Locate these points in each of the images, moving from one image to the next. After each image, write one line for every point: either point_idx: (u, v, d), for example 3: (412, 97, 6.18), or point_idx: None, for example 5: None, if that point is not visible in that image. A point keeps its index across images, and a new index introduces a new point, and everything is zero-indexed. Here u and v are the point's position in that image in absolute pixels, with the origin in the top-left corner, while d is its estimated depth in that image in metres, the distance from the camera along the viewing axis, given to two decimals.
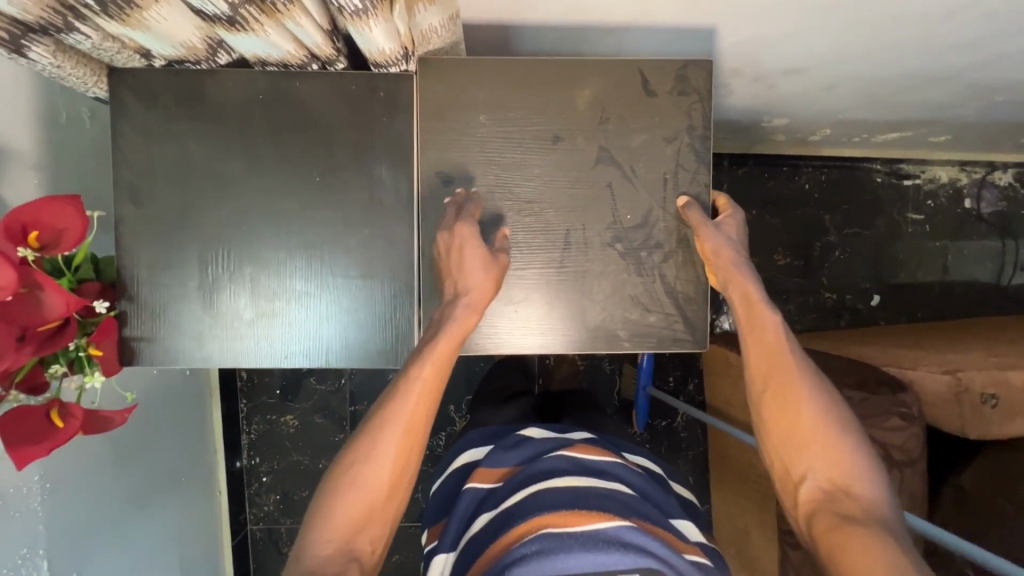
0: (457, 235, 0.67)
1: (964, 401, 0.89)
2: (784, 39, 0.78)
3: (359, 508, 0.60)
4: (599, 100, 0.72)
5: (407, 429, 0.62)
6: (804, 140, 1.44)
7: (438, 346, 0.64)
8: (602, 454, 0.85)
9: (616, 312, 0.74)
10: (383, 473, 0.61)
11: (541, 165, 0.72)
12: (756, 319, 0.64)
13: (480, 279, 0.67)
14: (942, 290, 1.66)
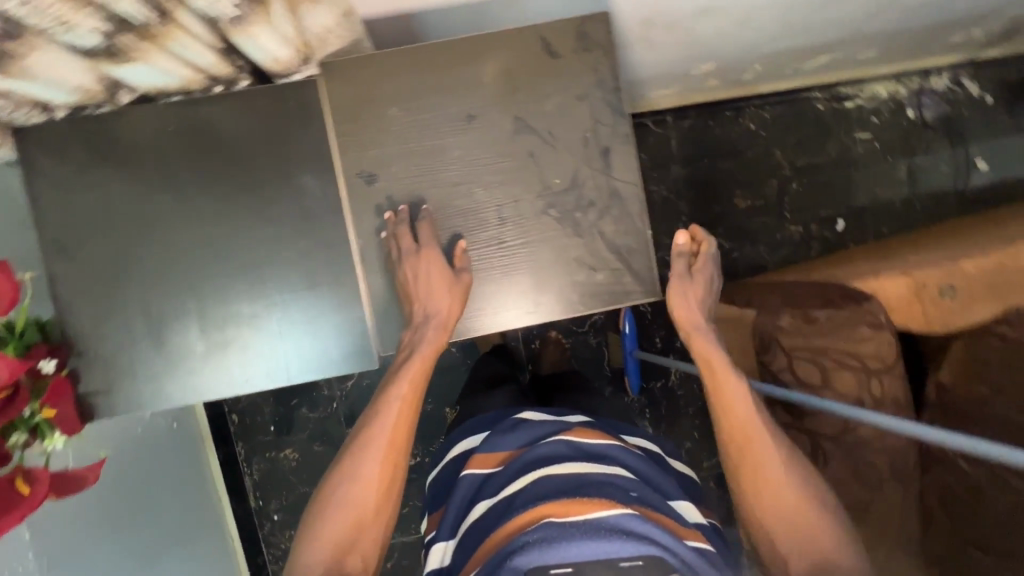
0: (424, 251, 0.69)
1: (924, 298, 0.90)
2: None
3: (348, 526, 0.60)
4: (505, 71, 0.72)
5: (389, 448, 0.64)
6: (738, 81, 1.46)
7: (412, 364, 0.67)
8: (600, 437, 0.84)
9: (564, 277, 0.74)
10: (369, 491, 0.62)
11: (461, 145, 0.72)
12: (722, 379, 0.68)
13: (445, 302, 0.69)
14: (903, 203, 1.68)
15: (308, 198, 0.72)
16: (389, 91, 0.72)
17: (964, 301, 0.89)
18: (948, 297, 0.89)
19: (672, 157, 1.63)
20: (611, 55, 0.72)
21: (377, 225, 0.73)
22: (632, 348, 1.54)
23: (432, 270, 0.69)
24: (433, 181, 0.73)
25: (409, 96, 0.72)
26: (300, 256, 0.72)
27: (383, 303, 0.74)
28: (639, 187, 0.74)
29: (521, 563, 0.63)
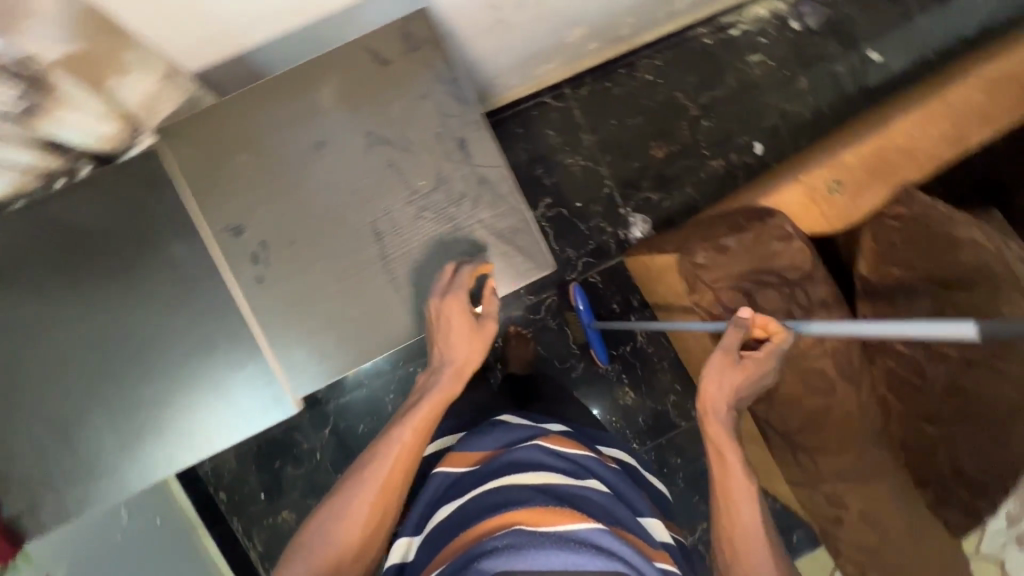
0: (448, 296, 0.70)
1: (818, 199, 0.90)
2: None
3: (330, 556, 0.66)
4: (342, 90, 0.72)
5: (380, 489, 0.68)
6: (618, 36, 1.47)
7: (416, 413, 0.71)
8: (575, 446, 0.80)
9: (454, 276, 0.74)
10: (354, 526, 0.67)
11: (319, 173, 0.72)
12: (731, 476, 0.72)
13: (465, 351, 0.71)
14: (812, 111, 1.71)
15: (182, 264, 0.71)
16: (232, 138, 0.71)
17: (852, 194, 0.89)
18: (836, 193, 0.89)
19: (579, 126, 1.65)
20: (438, 48, 0.72)
21: (256, 272, 0.72)
22: (590, 321, 1.54)
23: (458, 318, 0.70)
24: (300, 215, 0.72)
25: (254, 138, 0.72)
26: (187, 323, 0.71)
27: (287, 347, 0.74)
28: (503, 168, 0.74)
29: (489, 567, 0.57)
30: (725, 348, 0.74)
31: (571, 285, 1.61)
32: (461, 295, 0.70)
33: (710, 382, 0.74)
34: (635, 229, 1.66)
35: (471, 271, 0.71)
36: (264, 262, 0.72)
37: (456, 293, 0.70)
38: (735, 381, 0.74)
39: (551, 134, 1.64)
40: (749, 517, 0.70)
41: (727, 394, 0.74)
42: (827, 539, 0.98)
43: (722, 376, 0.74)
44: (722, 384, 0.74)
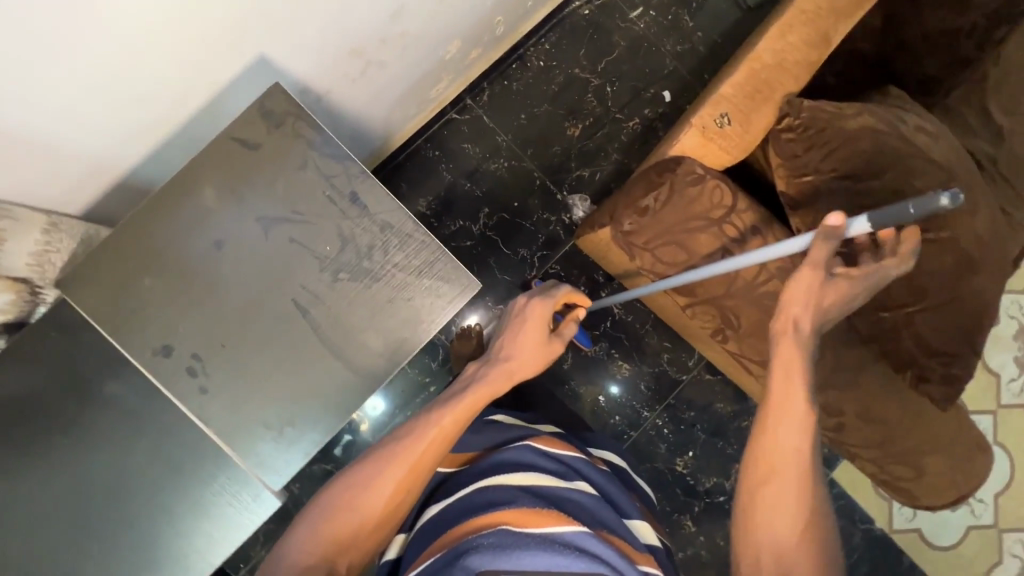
0: (534, 306, 0.86)
1: (712, 136, 0.91)
2: (319, 9, 0.85)
3: (346, 528, 0.68)
4: (222, 185, 0.72)
5: (412, 467, 0.72)
6: (497, 36, 1.49)
7: (462, 400, 0.76)
8: (566, 448, 0.85)
9: (389, 327, 0.75)
10: (379, 500, 0.70)
11: (227, 271, 0.72)
12: (790, 391, 0.70)
13: (526, 356, 0.83)
14: (706, 44, 1.74)
15: (126, 400, 0.71)
16: (132, 264, 0.71)
17: (740, 121, 0.91)
18: (726, 125, 0.91)
19: (492, 130, 1.67)
20: (302, 116, 0.73)
21: (198, 383, 0.72)
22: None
23: (530, 330, 0.85)
24: (222, 316, 0.72)
25: (154, 258, 0.72)
26: (148, 453, 0.71)
27: (250, 448, 0.72)
28: (401, 209, 0.75)
29: (474, 564, 0.59)
30: (814, 258, 0.71)
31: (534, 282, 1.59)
32: (547, 312, 0.86)
33: (796, 294, 0.73)
34: (577, 209, 1.67)
35: (565, 295, 0.89)
36: (202, 372, 0.72)
37: (542, 304, 0.87)
38: (829, 293, 0.72)
39: (468, 146, 1.66)
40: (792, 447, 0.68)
41: (808, 308, 0.73)
42: (838, 447, 1.00)
43: (812, 290, 0.72)
44: (805, 296, 0.72)
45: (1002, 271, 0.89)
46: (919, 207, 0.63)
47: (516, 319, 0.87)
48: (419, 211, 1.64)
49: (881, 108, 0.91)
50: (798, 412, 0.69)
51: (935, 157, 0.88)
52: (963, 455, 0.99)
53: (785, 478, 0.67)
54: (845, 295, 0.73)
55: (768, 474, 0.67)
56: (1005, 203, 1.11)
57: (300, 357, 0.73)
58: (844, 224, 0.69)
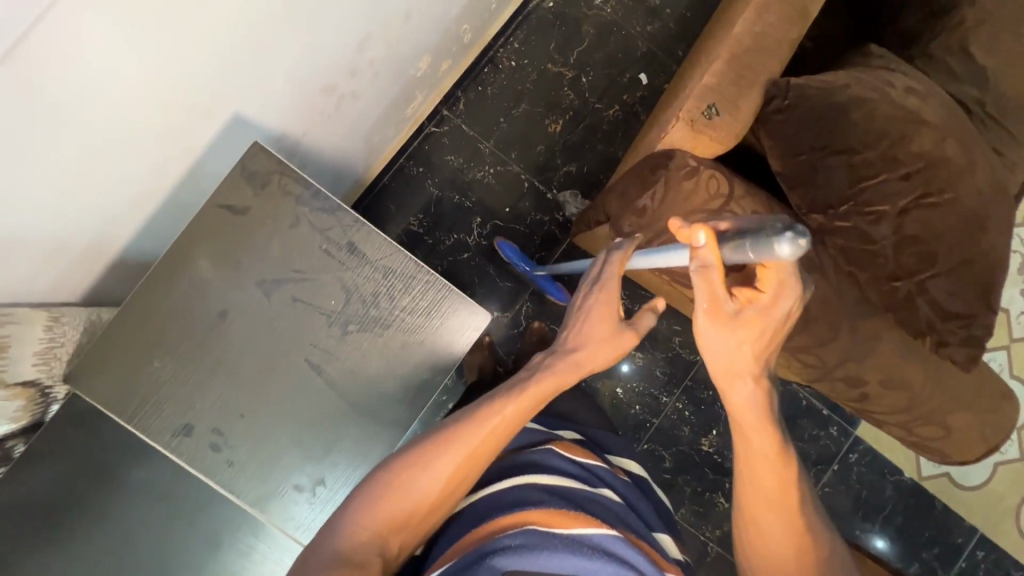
0: (601, 288, 0.78)
1: (701, 129, 0.87)
2: (286, 54, 0.83)
3: (396, 510, 0.65)
4: (217, 254, 0.70)
5: (471, 456, 0.67)
6: (467, 43, 1.46)
7: (525, 391, 0.72)
8: (589, 455, 0.83)
9: (406, 369, 0.74)
10: (434, 483, 0.66)
11: (235, 341, 0.71)
12: (757, 451, 0.68)
13: (595, 347, 0.77)
14: (677, 20, 1.70)
15: (154, 481, 0.71)
16: (137, 348, 0.69)
17: (729, 110, 0.86)
18: (714, 116, 0.86)
19: (473, 139, 1.64)
20: (287, 173, 0.71)
21: (224, 457, 0.70)
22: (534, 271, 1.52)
23: (601, 312, 0.78)
24: (238, 386, 0.71)
25: (161, 337, 0.70)
26: (185, 530, 0.71)
27: (284, 514, 0.71)
28: (402, 252, 0.74)
29: (500, 564, 0.59)
30: (703, 292, 0.62)
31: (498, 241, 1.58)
32: (613, 292, 0.78)
33: (710, 344, 0.66)
34: (570, 206, 1.65)
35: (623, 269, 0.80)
36: (227, 445, 0.70)
37: (608, 284, 0.78)
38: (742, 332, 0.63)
39: (452, 158, 1.64)
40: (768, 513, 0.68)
41: (749, 362, 0.66)
42: (867, 416, 1.02)
43: (722, 338, 0.64)
44: (727, 347, 0.65)
45: (1009, 222, 0.88)
46: (757, 252, 0.55)
47: (581, 298, 0.79)
48: (412, 231, 1.62)
49: (867, 74, 0.89)
50: (766, 475, 0.68)
51: (928, 118, 0.86)
52: (989, 408, 0.99)
53: (770, 541, 0.68)
54: (768, 325, 0.63)
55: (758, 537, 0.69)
56: (999, 148, 1.10)
57: (321, 414, 0.72)
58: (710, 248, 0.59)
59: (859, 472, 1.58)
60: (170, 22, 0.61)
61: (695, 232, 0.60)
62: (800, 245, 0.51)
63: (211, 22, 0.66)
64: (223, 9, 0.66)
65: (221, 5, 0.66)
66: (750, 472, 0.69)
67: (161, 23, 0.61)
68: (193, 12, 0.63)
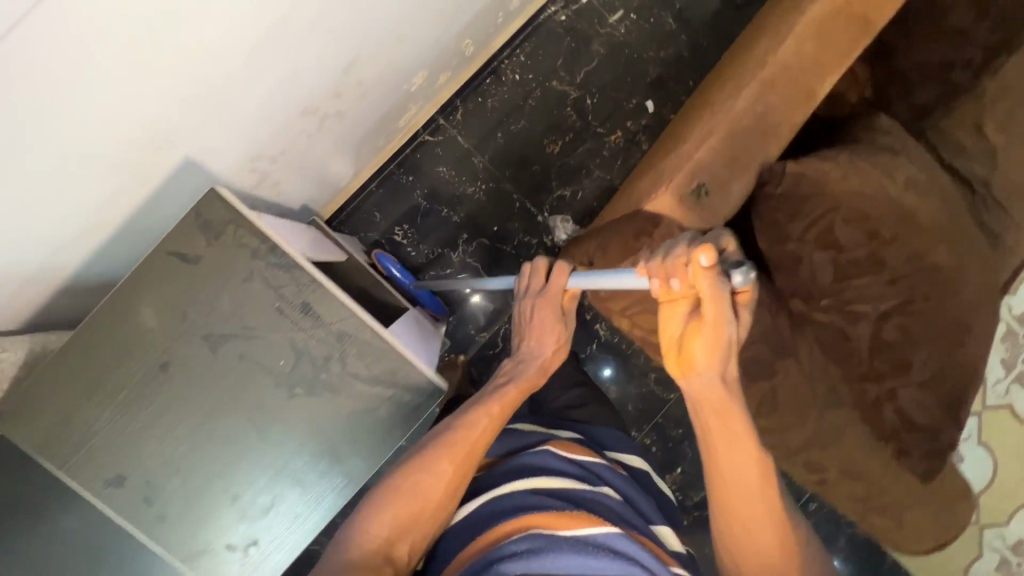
0: (544, 302, 0.89)
1: (687, 208, 0.81)
2: (263, 83, 0.78)
3: (410, 509, 0.77)
4: (163, 303, 0.67)
5: (466, 454, 0.82)
6: (469, 57, 1.39)
7: (503, 395, 0.88)
8: (586, 454, 0.87)
9: (354, 436, 0.72)
10: (438, 481, 0.79)
11: (176, 394, 0.68)
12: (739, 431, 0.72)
13: (547, 345, 0.93)
14: (691, 48, 1.64)
15: (82, 530, 0.69)
16: (72, 394, 0.67)
17: (720, 191, 0.82)
18: (705, 195, 0.81)
19: (468, 152, 1.59)
20: (243, 224, 0.68)
21: (156, 511, 0.68)
22: (411, 283, 1.48)
23: (550, 320, 0.90)
24: (175, 439, 0.68)
25: (99, 385, 0.67)
26: None
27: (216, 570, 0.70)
28: (356, 316, 0.71)
29: (508, 569, 0.62)
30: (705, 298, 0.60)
31: (374, 253, 1.51)
32: (556, 306, 0.89)
33: (703, 343, 0.67)
34: (559, 232, 1.61)
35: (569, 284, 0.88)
36: (159, 499, 0.68)
37: (553, 304, 0.89)
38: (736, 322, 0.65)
39: (444, 170, 1.59)
40: (770, 539, 0.71)
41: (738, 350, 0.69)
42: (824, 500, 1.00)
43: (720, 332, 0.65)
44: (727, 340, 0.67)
45: (994, 331, 0.85)
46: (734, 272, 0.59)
47: (529, 310, 0.91)
48: (395, 242, 1.58)
49: (869, 162, 0.85)
50: (761, 500, 0.71)
51: (923, 218, 0.83)
52: (944, 505, 0.99)
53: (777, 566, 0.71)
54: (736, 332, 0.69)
55: (741, 510, 0.72)
56: (997, 231, 1.05)
57: (259, 474, 0.70)
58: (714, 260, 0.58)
59: (817, 523, 1.59)
60: (133, 60, 0.58)
61: (701, 250, 0.56)
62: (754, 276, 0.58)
63: (183, 57, 0.62)
64: (199, 44, 0.63)
65: (195, 42, 0.62)
66: (744, 501, 0.71)
67: (121, 62, 0.57)
68: (160, 48, 0.59)
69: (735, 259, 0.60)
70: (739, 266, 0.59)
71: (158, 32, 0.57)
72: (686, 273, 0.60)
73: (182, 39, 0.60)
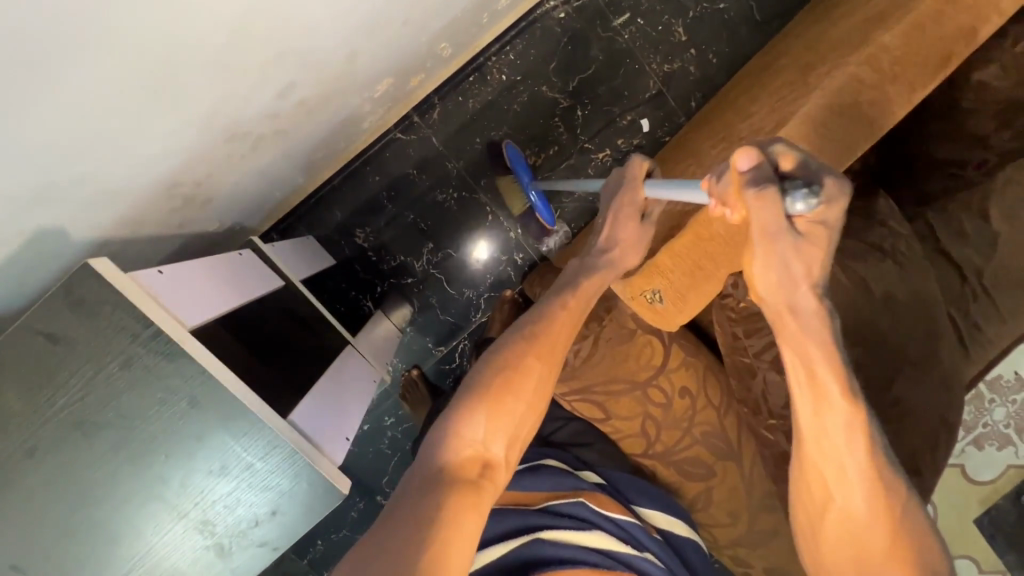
0: (624, 195, 0.74)
1: (633, 299, 0.81)
2: (176, 123, 0.66)
3: (498, 414, 0.63)
4: (29, 385, 0.60)
5: (548, 350, 0.68)
6: (447, 57, 1.25)
7: (578, 287, 0.73)
8: (622, 510, 0.77)
9: (243, 531, 0.68)
10: (527, 381, 0.65)
11: (42, 482, 0.62)
12: (819, 380, 0.56)
13: (623, 240, 0.75)
14: (699, 63, 1.48)
15: None
16: None
17: (676, 302, 0.78)
18: (658, 302, 0.79)
19: (441, 155, 1.47)
20: (122, 306, 0.60)
21: None
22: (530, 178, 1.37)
23: (624, 218, 0.75)
24: (40, 530, 0.62)
25: None
26: None
27: None
28: (251, 411, 0.65)
29: None
30: (755, 228, 0.49)
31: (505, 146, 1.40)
32: (629, 196, 0.74)
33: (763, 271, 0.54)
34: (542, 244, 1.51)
35: (639, 168, 0.75)
36: None
37: (626, 194, 0.74)
38: (802, 261, 0.52)
39: (414, 172, 1.47)
40: (861, 506, 0.56)
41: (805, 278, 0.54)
42: None
43: (784, 262, 0.52)
44: (787, 266, 0.53)
45: (937, 466, 0.83)
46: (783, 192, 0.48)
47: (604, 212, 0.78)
48: (356, 244, 1.50)
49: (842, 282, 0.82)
50: (851, 461, 0.56)
51: (877, 344, 0.81)
52: None
53: (870, 547, 0.56)
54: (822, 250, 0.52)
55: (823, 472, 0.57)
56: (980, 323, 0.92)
57: (134, 565, 0.66)
58: (751, 165, 0.49)
59: None
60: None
61: (740, 154, 0.49)
62: (817, 200, 0.46)
63: (93, 78, 0.52)
64: (113, 67, 0.52)
65: (104, 66, 0.51)
66: (831, 460, 0.57)
67: None
68: (34, 96, 0.49)
69: (801, 178, 0.49)
70: (802, 187, 0.47)
71: (50, 58, 0.47)
72: (734, 199, 0.51)
73: (91, 61, 0.50)
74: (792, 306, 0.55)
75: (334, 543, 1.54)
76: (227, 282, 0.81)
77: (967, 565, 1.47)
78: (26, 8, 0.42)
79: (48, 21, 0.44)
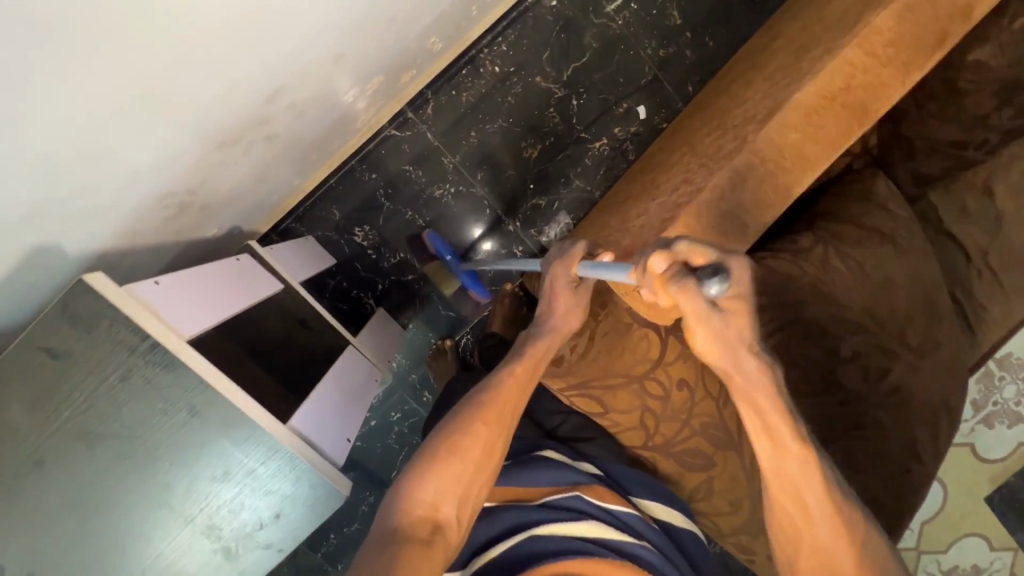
0: (556, 268, 0.75)
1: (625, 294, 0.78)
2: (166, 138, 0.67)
3: (448, 475, 0.66)
4: (35, 397, 0.62)
5: (497, 413, 0.70)
6: (438, 52, 1.25)
7: (525, 352, 0.76)
8: (619, 501, 0.77)
9: (250, 534, 0.70)
10: (474, 444, 0.68)
11: (51, 492, 0.63)
12: (771, 420, 0.61)
13: (561, 309, 0.78)
14: (695, 46, 1.45)
15: None
16: None
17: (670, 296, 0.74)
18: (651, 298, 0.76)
19: (437, 151, 1.46)
20: (119, 319, 0.61)
21: None
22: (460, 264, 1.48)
23: (560, 290, 0.77)
24: (51, 539, 0.64)
25: None
26: None
27: None
28: (250, 418, 0.66)
29: None
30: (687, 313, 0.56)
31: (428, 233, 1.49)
32: (563, 269, 0.75)
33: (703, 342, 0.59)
34: (546, 232, 1.51)
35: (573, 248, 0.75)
36: None
37: (558, 268, 0.76)
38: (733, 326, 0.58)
39: (410, 168, 1.46)
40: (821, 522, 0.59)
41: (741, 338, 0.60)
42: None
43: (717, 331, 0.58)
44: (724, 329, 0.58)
45: (937, 448, 0.83)
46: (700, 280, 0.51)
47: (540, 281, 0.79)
48: (355, 243, 1.50)
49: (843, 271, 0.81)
50: (813, 498, 0.59)
51: (876, 328, 0.82)
52: None
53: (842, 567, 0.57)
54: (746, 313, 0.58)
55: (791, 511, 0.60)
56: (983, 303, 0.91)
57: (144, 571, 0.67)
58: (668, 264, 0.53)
59: None
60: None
61: (654, 259, 0.54)
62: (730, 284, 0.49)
63: (91, 91, 0.52)
64: (102, 85, 0.53)
65: (92, 86, 0.52)
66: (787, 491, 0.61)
67: None
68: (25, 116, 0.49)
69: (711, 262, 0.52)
70: (715, 274, 0.50)
71: (37, 81, 0.48)
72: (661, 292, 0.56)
73: (88, 75, 0.51)
74: (738, 367, 0.61)
75: (346, 538, 1.56)
76: (225, 288, 0.82)
77: (976, 542, 1.47)
78: (18, 23, 0.42)
79: (33, 44, 0.45)
